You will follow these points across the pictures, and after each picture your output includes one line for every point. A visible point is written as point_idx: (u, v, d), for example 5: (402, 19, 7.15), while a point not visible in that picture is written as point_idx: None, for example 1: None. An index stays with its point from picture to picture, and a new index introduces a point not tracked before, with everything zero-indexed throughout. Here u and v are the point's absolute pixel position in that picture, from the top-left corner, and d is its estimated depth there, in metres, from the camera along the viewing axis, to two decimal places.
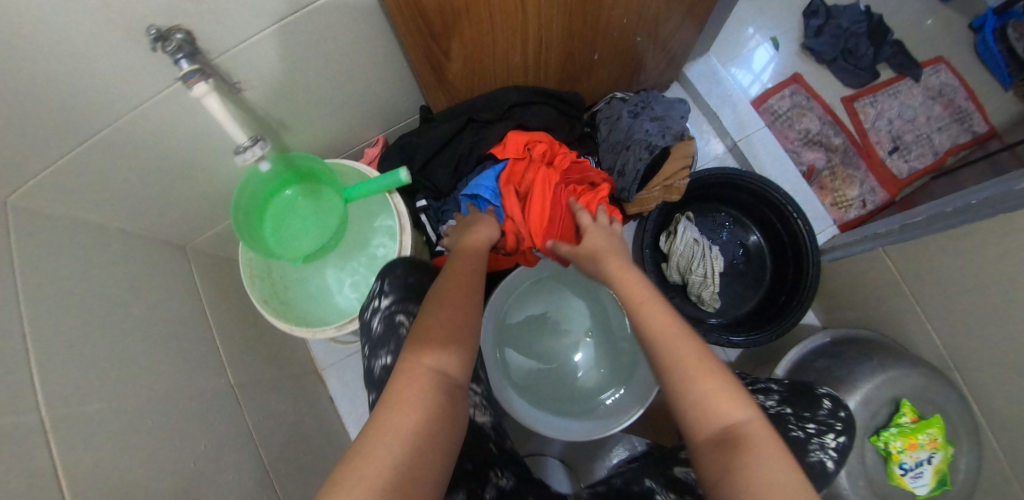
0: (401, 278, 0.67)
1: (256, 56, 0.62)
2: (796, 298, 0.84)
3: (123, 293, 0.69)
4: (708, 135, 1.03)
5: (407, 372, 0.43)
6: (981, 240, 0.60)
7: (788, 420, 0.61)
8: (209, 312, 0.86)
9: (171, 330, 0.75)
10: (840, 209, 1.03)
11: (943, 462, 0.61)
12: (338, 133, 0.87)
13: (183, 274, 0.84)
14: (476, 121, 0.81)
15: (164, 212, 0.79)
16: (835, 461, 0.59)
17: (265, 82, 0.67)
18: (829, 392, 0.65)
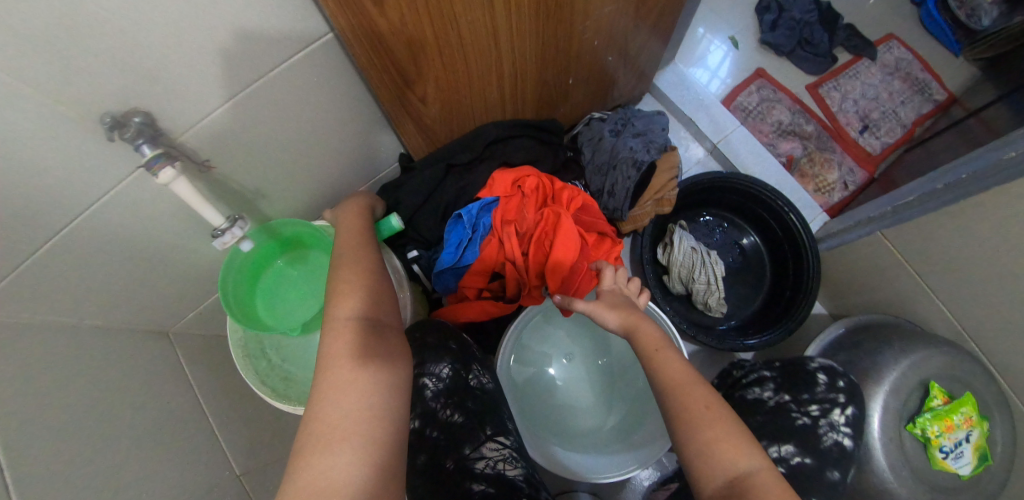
0: (418, 338, 0.65)
1: (226, 128, 0.60)
2: (802, 292, 0.85)
3: (110, 394, 0.64)
4: (687, 140, 1.03)
5: (335, 323, 0.43)
6: (976, 212, 0.61)
7: (792, 410, 0.60)
8: (202, 399, 0.81)
9: (164, 423, 0.70)
10: (823, 193, 1.05)
11: (982, 439, 0.61)
12: (317, 193, 0.84)
13: (170, 362, 0.79)
14: (457, 167, 0.78)
15: (142, 300, 0.75)
16: (851, 437, 0.60)
17: (238, 152, 0.64)
18: (825, 367, 0.65)
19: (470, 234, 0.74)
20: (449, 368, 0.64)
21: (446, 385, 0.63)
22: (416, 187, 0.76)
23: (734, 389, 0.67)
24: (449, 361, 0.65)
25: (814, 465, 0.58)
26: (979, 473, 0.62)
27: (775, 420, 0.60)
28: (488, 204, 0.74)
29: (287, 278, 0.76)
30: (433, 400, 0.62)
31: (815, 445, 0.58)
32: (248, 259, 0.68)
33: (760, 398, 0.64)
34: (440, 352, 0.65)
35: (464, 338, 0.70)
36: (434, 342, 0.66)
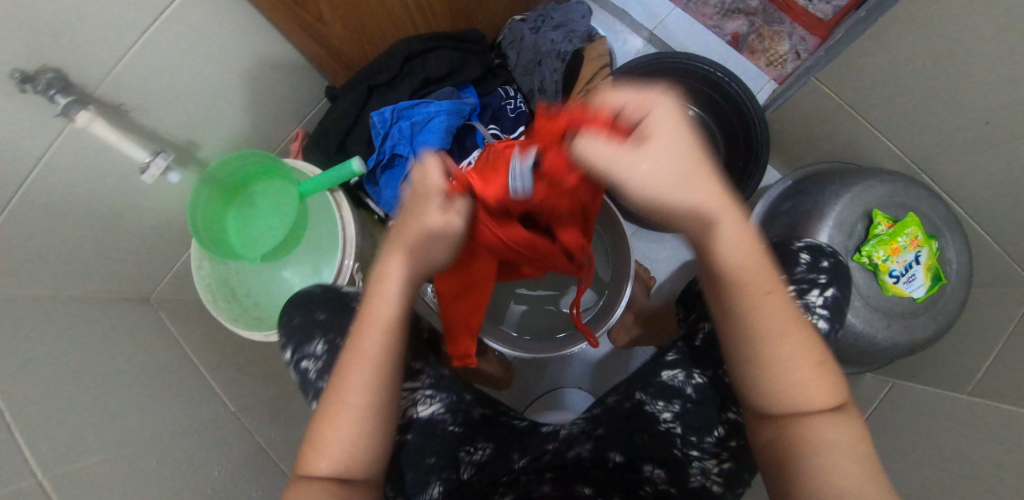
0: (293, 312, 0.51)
1: (147, 71, 0.60)
2: (754, 156, 0.85)
3: (96, 354, 0.64)
4: (623, 33, 1.01)
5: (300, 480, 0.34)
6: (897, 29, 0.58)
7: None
8: (193, 353, 0.82)
9: (157, 375, 0.72)
10: (775, 67, 0.99)
11: (932, 258, 0.59)
12: (258, 137, 0.81)
13: (156, 325, 0.79)
14: (380, 88, 0.77)
15: (116, 266, 0.74)
16: (827, 324, 0.42)
17: (164, 104, 0.64)
18: (807, 244, 0.46)
19: (385, 139, 0.75)
20: (324, 342, 0.49)
21: (326, 362, 0.48)
22: (343, 115, 0.77)
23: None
24: (321, 334, 0.49)
25: None
26: (935, 295, 0.60)
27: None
28: (462, 110, 0.78)
29: (255, 206, 0.77)
30: (319, 381, 0.47)
31: None
32: (209, 198, 0.71)
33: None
34: (309, 329, 0.50)
35: (353, 295, 0.55)
36: (302, 322, 0.51)
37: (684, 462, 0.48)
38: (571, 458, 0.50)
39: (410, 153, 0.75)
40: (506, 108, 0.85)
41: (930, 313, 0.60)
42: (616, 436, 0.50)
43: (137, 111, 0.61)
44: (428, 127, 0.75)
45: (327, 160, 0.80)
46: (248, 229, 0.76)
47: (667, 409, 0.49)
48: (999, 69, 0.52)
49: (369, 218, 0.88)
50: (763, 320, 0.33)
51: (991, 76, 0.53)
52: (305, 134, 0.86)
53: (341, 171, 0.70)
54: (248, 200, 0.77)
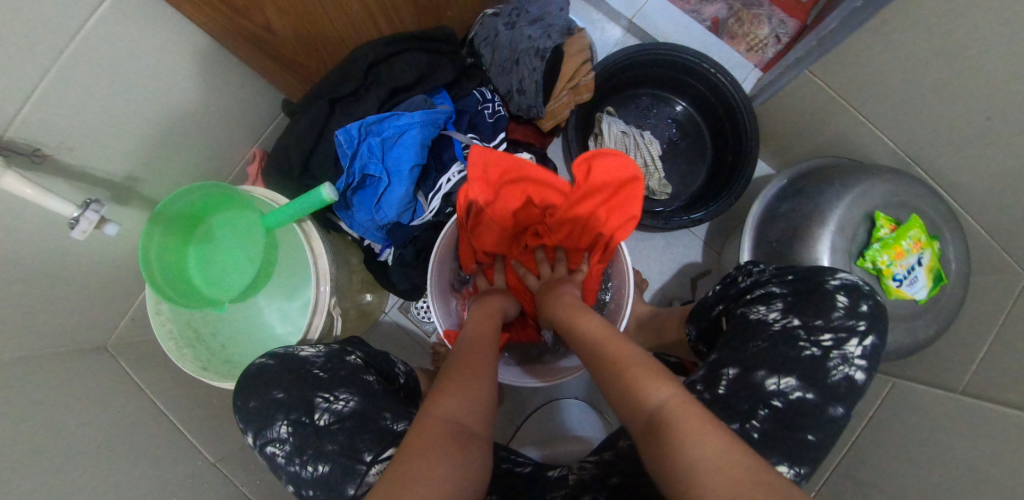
0: (260, 396, 0.55)
1: (74, 100, 0.50)
2: (743, 150, 0.81)
3: (58, 422, 0.57)
4: (601, 22, 0.95)
5: (424, 423, 0.43)
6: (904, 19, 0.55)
7: (798, 337, 0.52)
8: (161, 404, 0.75)
9: (124, 439, 0.65)
10: (756, 52, 0.96)
11: (934, 260, 0.59)
12: (211, 163, 0.72)
13: (115, 378, 0.71)
14: (342, 100, 0.69)
15: (60, 318, 0.65)
16: (863, 371, 0.51)
17: (92, 139, 0.54)
18: (844, 286, 0.55)
19: (354, 157, 0.68)
20: (288, 424, 0.52)
21: (293, 444, 0.51)
22: (304, 133, 0.69)
23: (738, 302, 0.59)
24: (283, 415, 0.53)
25: (816, 400, 0.50)
26: (935, 296, 0.60)
27: (776, 349, 0.51)
28: (438, 120, 0.71)
29: (216, 240, 0.69)
30: (289, 465, 0.51)
31: (822, 378, 0.50)
32: (162, 244, 0.64)
33: (763, 319, 0.54)
34: (269, 413, 0.53)
35: (313, 360, 0.58)
36: (260, 407, 0.54)
37: None
38: None
39: (382, 173, 0.69)
40: (485, 112, 0.78)
41: (932, 314, 0.60)
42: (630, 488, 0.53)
43: (58, 152, 0.51)
44: (400, 143, 0.69)
45: (291, 184, 0.72)
46: (209, 266, 0.68)
47: None
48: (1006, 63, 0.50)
49: (344, 240, 0.81)
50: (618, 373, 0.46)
51: (996, 70, 0.51)
52: (264, 154, 0.78)
53: (310, 202, 0.63)
54: (207, 235, 0.70)
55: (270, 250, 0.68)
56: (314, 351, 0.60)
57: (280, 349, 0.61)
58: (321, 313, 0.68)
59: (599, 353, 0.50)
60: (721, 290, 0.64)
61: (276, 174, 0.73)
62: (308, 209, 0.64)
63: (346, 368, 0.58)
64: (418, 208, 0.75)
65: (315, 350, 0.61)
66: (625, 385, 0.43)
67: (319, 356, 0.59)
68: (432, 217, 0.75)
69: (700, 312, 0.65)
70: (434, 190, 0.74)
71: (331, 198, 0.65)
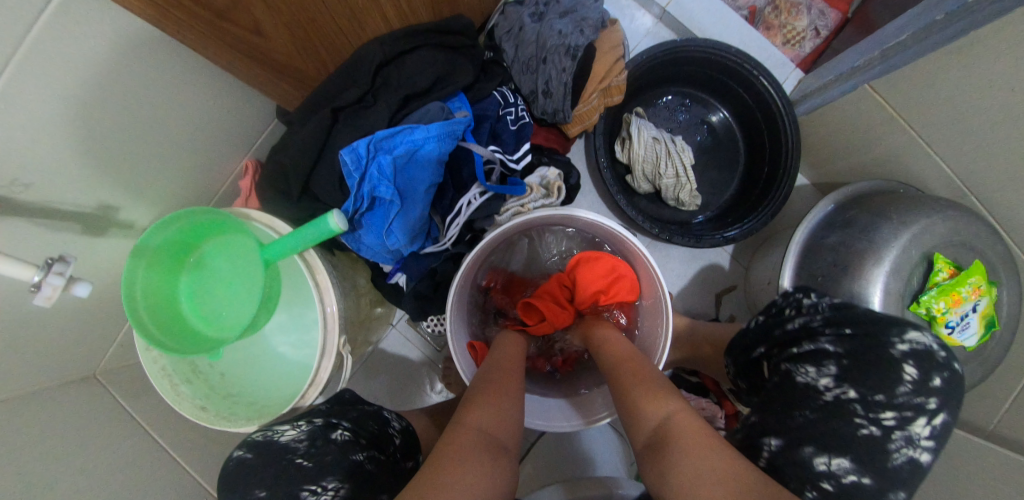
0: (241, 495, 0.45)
1: (25, 130, 0.41)
2: (783, 163, 0.76)
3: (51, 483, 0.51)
4: (630, 9, 0.85)
5: (460, 427, 0.42)
6: (997, 45, 0.49)
7: (855, 413, 0.51)
8: (159, 440, 0.70)
9: (122, 489, 0.59)
10: (792, 46, 0.88)
11: (989, 306, 0.56)
12: (197, 179, 0.63)
13: (104, 418, 0.64)
14: (347, 109, 0.60)
15: (37, 363, 0.58)
16: (925, 450, 0.50)
17: (51, 170, 0.44)
18: (913, 353, 0.52)
19: (363, 178, 0.59)
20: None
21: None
22: (304, 149, 0.59)
23: (783, 352, 0.58)
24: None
25: (873, 484, 0.48)
26: (986, 341, 0.58)
27: (828, 424, 0.50)
28: (455, 131, 0.63)
29: (209, 270, 0.62)
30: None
31: (881, 462, 0.48)
32: (145, 279, 0.56)
33: (813, 385, 0.53)
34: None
35: (292, 445, 0.48)
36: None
37: None
38: None
39: (394, 196, 0.61)
40: (507, 118, 0.69)
41: (979, 361, 0.58)
42: None
43: (11, 190, 0.42)
44: (414, 160, 0.61)
45: (291, 206, 0.63)
46: (202, 301, 0.61)
47: None
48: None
49: (350, 260, 0.74)
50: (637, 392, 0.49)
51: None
52: (257, 164, 0.69)
53: (314, 233, 0.55)
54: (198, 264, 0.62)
55: (271, 284, 0.60)
56: (294, 432, 0.49)
57: (256, 435, 0.51)
58: (330, 354, 0.62)
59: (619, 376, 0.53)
60: (767, 326, 0.62)
61: (273, 192, 0.64)
62: (312, 241, 0.56)
63: (334, 450, 0.48)
64: (433, 229, 0.68)
65: (297, 428, 0.50)
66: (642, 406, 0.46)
67: (301, 438, 0.49)
68: (448, 248, 0.68)
69: (740, 347, 0.65)
70: (452, 212, 0.66)
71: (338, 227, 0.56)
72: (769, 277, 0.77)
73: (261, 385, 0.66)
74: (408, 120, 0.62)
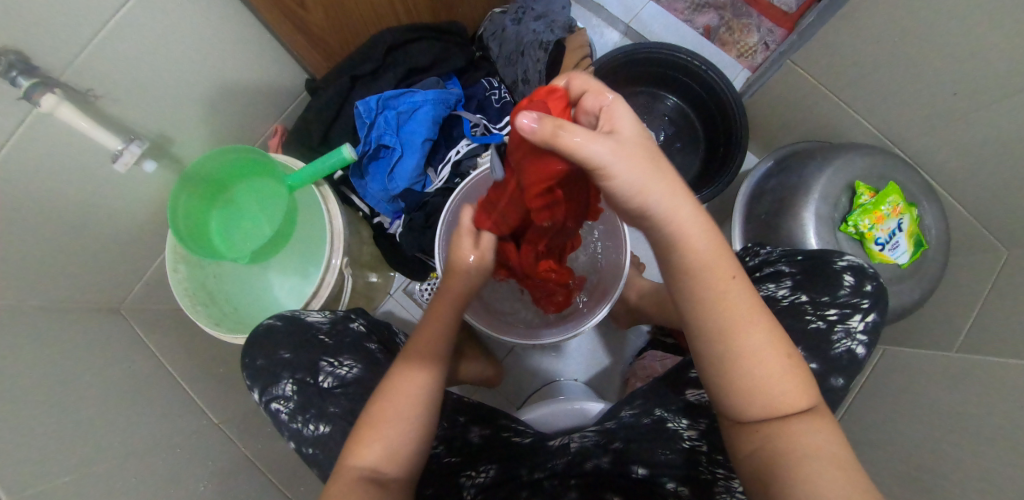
0: (279, 358, 0.61)
1: (117, 60, 0.56)
2: (734, 141, 0.86)
3: (73, 364, 0.60)
4: (599, 28, 1.04)
5: (348, 469, 0.44)
6: (867, 10, 0.62)
7: (805, 311, 0.56)
8: (173, 363, 0.78)
9: (133, 391, 0.67)
10: (746, 58, 1.01)
11: (914, 225, 0.62)
12: (235, 134, 0.78)
13: (131, 336, 0.73)
14: (362, 79, 0.75)
15: (85, 273, 0.68)
16: (864, 346, 0.55)
17: (130, 95, 0.59)
18: (852, 267, 0.59)
19: (371, 126, 0.73)
20: (292, 383, 0.59)
21: (297, 402, 0.58)
22: (325, 109, 0.75)
23: (749, 280, 0.65)
24: (288, 375, 0.60)
25: (818, 370, 0.54)
26: (917, 260, 0.63)
27: (782, 320, 0.56)
28: (448, 100, 0.77)
29: (236, 206, 0.74)
30: (292, 421, 0.58)
31: (823, 348, 0.54)
32: (185, 211, 0.67)
33: (772, 295, 0.59)
34: (276, 371, 0.60)
35: (318, 325, 0.66)
36: (267, 363, 0.61)
37: (711, 481, 0.49)
38: (589, 468, 0.55)
39: (396, 143, 0.74)
40: (493, 97, 0.84)
41: (916, 278, 0.63)
42: (635, 451, 0.53)
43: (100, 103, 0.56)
44: (414, 117, 0.75)
45: (310, 154, 0.78)
46: (229, 233, 0.73)
47: (691, 426, 0.52)
48: (967, 42, 0.55)
49: (355, 215, 0.86)
50: (743, 352, 0.37)
51: (957, 49, 0.57)
52: (284, 129, 0.85)
53: (330, 161, 0.68)
54: (227, 201, 0.74)
55: (289, 214, 0.72)
56: (320, 317, 0.68)
57: (286, 312, 0.69)
58: (333, 271, 0.73)
59: (713, 318, 0.38)
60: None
61: (294, 146, 0.78)
62: (328, 168, 0.69)
63: (350, 335, 0.67)
64: (428, 183, 0.79)
65: (320, 316, 0.69)
66: (757, 382, 0.37)
67: (324, 321, 0.67)
68: (441, 186, 0.78)
69: None
70: (443, 163, 0.78)
71: (350, 159, 0.70)
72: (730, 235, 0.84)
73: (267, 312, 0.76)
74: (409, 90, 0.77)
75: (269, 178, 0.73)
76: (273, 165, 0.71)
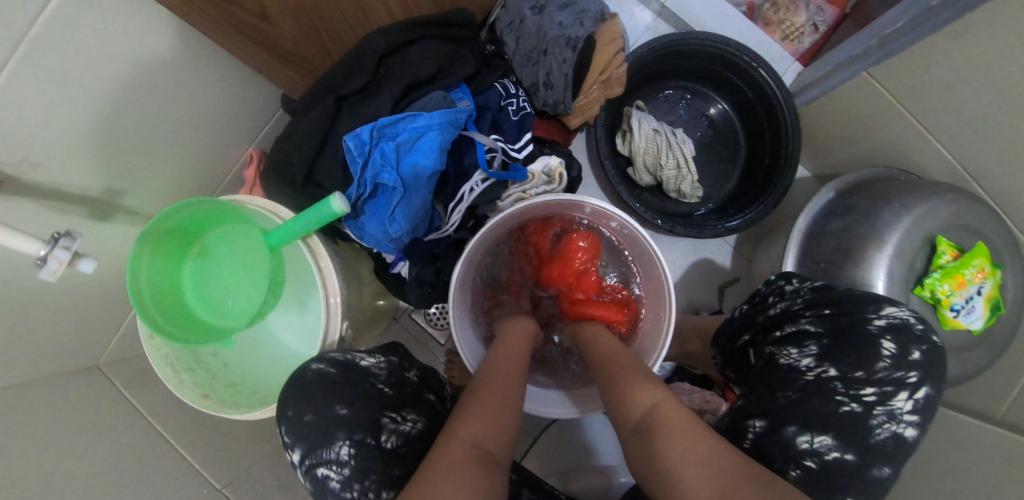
0: (329, 414, 0.49)
1: (33, 105, 0.41)
2: (782, 155, 0.76)
3: (57, 466, 0.51)
4: (629, 5, 0.87)
5: (454, 441, 0.39)
6: (980, 33, 0.51)
7: (835, 391, 0.45)
8: (164, 426, 0.69)
9: (127, 471, 0.59)
10: (791, 41, 0.86)
11: (993, 290, 0.56)
12: (201, 165, 0.65)
13: (113, 404, 0.64)
14: (349, 98, 0.61)
15: (49, 345, 0.58)
16: (915, 428, 0.44)
17: (57, 149, 0.45)
18: (892, 326, 0.47)
19: (365, 163, 0.60)
20: (350, 446, 0.48)
21: (354, 468, 0.47)
22: (308, 138, 0.60)
23: (766, 337, 0.53)
24: (344, 435, 0.48)
25: (856, 462, 0.43)
26: (990, 326, 0.57)
27: (808, 402, 0.45)
28: (458, 119, 0.63)
29: (218, 256, 0.63)
30: (345, 491, 0.47)
31: (859, 436, 0.43)
32: (156, 273, 0.58)
33: (794, 366, 0.48)
34: (329, 430, 0.48)
35: (375, 372, 0.54)
36: (317, 421, 0.49)
37: None
38: None
39: (396, 182, 0.61)
40: (509, 109, 0.70)
41: (985, 345, 0.57)
42: None
43: (20, 170, 0.42)
44: (417, 148, 0.61)
45: (293, 194, 0.64)
46: (210, 289, 0.62)
47: None
48: None
49: (352, 249, 0.74)
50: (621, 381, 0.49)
51: None
52: (262, 154, 0.72)
53: (318, 216, 0.55)
54: (208, 252, 0.63)
55: (277, 269, 0.61)
56: (375, 361, 0.56)
57: (334, 353, 0.55)
58: (333, 338, 0.63)
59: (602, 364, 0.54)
60: (750, 313, 0.57)
61: (275, 180, 0.65)
62: (315, 224, 0.56)
63: (408, 386, 0.56)
64: (435, 218, 0.70)
65: (373, 359, 0.56)
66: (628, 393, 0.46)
67: (380, 367, 0.55)
68: (451, 233, 0.68)
69: (726, 337, 0.60)
70: (455, 200, 0.67)
71: (342, 210, 0.56)
72: (771, 266, 0.77)
73: (265, 372, 0.68)
74: (410, 110, 0.62)
75: (245, 231, 0.61)
76: (254, 217, 0.60)
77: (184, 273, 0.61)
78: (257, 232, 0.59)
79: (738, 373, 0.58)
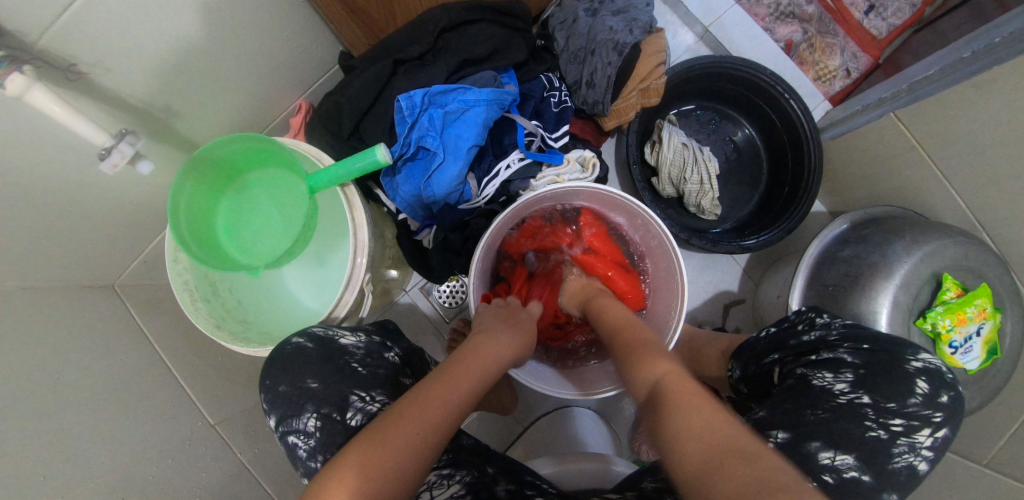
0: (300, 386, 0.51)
1: (119, 17, 0.45)
2: (802, 186, 0.78)
3: (72, 364, 0.52)
4: (674, 25, 0.92)
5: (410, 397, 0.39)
6: (1004, 88, 0.55)
7: (866, 417, 0.46)
8: (170, 353, 0.71)
9: (129, 386, 0.60)
10: (823, 83, 0.90)
11: (992, 332, 0.58)
12: (252, 106, 0.68)
13: (124, 322, 0.65)
14: (406, 64, 0.64)
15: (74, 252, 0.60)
16: (928, 462, 0.46)
17: (128, 62, 0.49)
18: (926, 370, 0.49)
19: (412, 124, 0.63)
20: (316, 419, 0.49)
21: (319, 440, 0.48)
22: (361, 96, 0.64)
23: (798, 359, 0.53)
24: (313, 408, 0.49)
25: (872, 483, 0.44)
26: (985, 368, 0.59)
27: (839, 422, 0.46)
28: (504, 100, 0.66)
29: (253, 200, 0.65)
30: (310, 460, 0.48)
31: (879, 462, 0.45)
32: (193, 206, 0.60)
33: (828, 388, 0.48)
34: (300, 401, 0.50)
35: (351, 351, 0.55)
36: (290, 391, 0.51)
37: None
38: None
39: (439, 148, 0.64)
40: (551, 100, 0.73)
41: (981, 385, 0.59)
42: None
43: (91, 71, 0.46)
44: (462, 119, 0.64)
45: (337, 146, 0.67)
46: (240, 231, 0.64)
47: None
48: None
49: (380, 212, 0.77)
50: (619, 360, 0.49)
51: None
52: (309, 107, 0.75)
53: (360, 163, 0.58)
54: (242, 195, 0.65)
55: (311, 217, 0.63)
56: (354, 341, 0.57)
57: (316, 330, 0.57)
58: (355, 289, 0.65)
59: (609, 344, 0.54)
60: (780, 334, 0.57)
61: (321, 132, 0.68)
62: (357, 170, 0.59)
63: (385, 366, 0.56)
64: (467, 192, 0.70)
65: (353, 338, 0.58)
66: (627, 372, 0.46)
67: (359, 346, 0.56)
68: (482, 204, 0.71)
69: (750, 352, 0.59)
70: (490, 175, 0.70)
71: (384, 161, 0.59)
72: (780, 289, 0.79)
73: (280, 315, 0.69)
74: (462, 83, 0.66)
75: (288, 173, 0.63)
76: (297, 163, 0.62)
77: (216, 213, 0.64)
78: (298, 175, 0.61)
79: (755, 391, 0.58)
